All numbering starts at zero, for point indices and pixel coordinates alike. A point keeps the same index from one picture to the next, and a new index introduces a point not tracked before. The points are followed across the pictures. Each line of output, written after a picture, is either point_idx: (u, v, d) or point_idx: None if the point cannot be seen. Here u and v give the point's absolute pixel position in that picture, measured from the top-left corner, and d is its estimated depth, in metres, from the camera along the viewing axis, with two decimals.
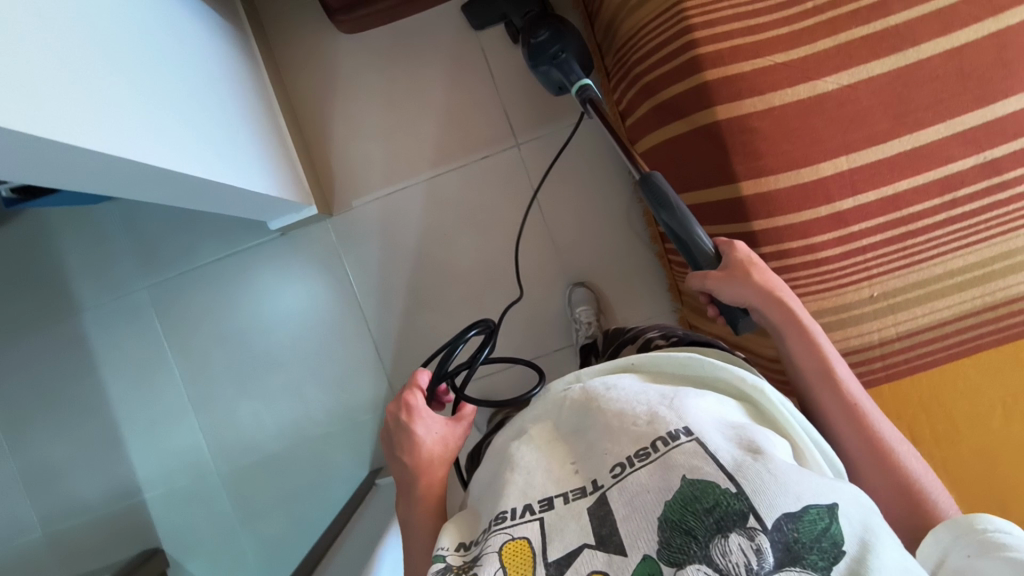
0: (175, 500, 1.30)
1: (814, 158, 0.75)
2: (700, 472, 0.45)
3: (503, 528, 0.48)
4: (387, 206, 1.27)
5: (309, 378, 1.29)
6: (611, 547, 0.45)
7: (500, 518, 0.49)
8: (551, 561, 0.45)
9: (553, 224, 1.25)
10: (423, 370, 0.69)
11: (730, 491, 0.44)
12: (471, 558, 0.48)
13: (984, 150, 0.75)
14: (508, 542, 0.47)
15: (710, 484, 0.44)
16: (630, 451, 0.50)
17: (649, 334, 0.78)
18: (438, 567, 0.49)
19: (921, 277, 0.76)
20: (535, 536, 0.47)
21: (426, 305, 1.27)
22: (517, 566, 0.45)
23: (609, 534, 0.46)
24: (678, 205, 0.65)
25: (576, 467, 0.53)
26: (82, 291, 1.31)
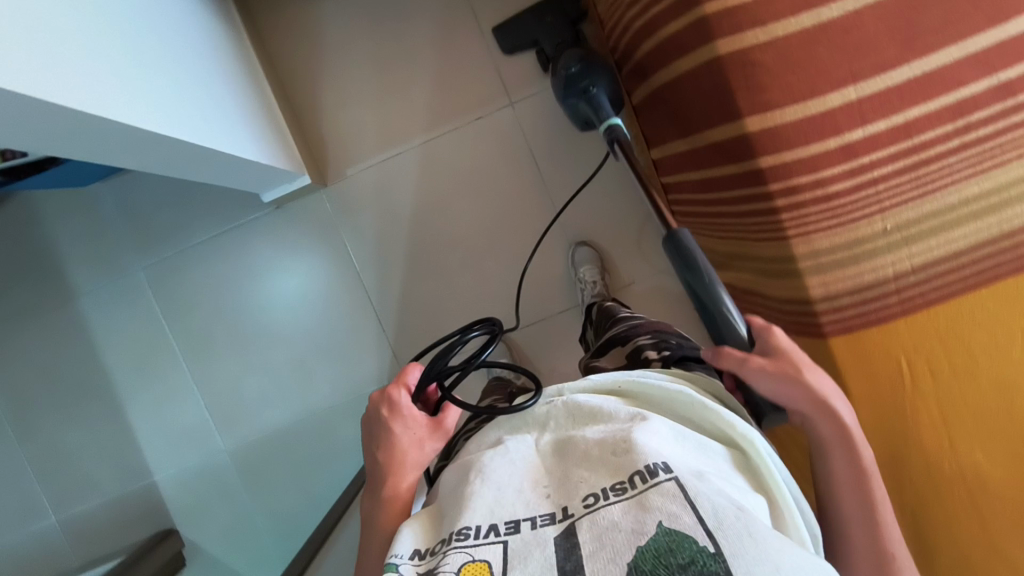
0: (186, 480, 1.30)
1: (820, 90, 0.72)
2: (679, 522, 0.40)
3: (464, 547, 0.43)
4: (381, 173, 1.24)
5: (314, 353, 1.28)
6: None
7: (461, 534, 0.44)
8: None
9: (553, 184, 1.22)
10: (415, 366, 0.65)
11: (709, 549, 0.39)
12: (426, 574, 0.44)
13: (997, 71, 0.72)
14: (467, 564, 0.42)
15: (686, 537, 0.40)
16: (604, 483, 0.46)
17: (641, 339, 0.79)
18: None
19: (935, 207, 0.74)
20: (497, 559, 0.42)
21: (427, 272, 1.25)
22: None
23: (574, 570, 0.40)
24: (709, 270, 0.54)
25: (547, 491, 0.49)
26: (78, 275, 1.29)
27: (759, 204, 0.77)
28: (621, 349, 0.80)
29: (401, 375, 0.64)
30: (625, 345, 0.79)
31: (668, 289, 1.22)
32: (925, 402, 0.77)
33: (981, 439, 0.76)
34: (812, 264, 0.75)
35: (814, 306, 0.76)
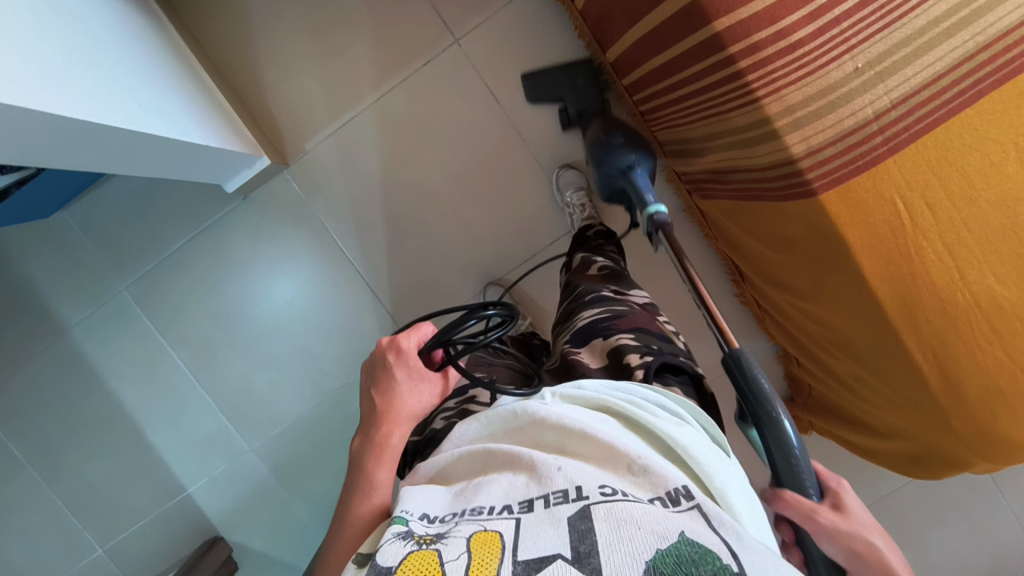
0: (221, 487, 1.31)
1: None
2: (704, 536, 0.38)
3: (477, 520, 0.42)
4: (341, 140, 1.20)
5: (314, 334, 1.27)
6: (586, 568, 0.36)
7: (475, 511, 0.43)
8: (520, 559, 0.38)
9: (516, 115, 1.18)
10: (428, 323, 0.64)
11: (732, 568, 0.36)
12: (435, 534, 0.42)
13: None
14: (479, 532, 0.41)
15: (711, 552, 0.37)
16: (629, 488, 0.43)
17: (622, 337, 0.72)
18: (398, 530, 0.43)
19: (904, 34, 0.70)
20: (509, 531, 0.41)
21: (409, 232, 1.23)
22: (483, 554, 0.39)
23: (587, 553, 0.37)
24: (775, 400, 0.50)
25: (559, 465, 0.45)
26: (64, 308, 1.27)
27: (724, 72, 0.74)
28: (603, 341, 0.74)
29: (414, 328, 0.63)
30: (607, 338, 0.73)
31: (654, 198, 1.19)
32: (931, 240, 0.74)
33: (994, 263, 0.75)
34: (788, 122, 0.73)
35: (797, 162, 0.74)
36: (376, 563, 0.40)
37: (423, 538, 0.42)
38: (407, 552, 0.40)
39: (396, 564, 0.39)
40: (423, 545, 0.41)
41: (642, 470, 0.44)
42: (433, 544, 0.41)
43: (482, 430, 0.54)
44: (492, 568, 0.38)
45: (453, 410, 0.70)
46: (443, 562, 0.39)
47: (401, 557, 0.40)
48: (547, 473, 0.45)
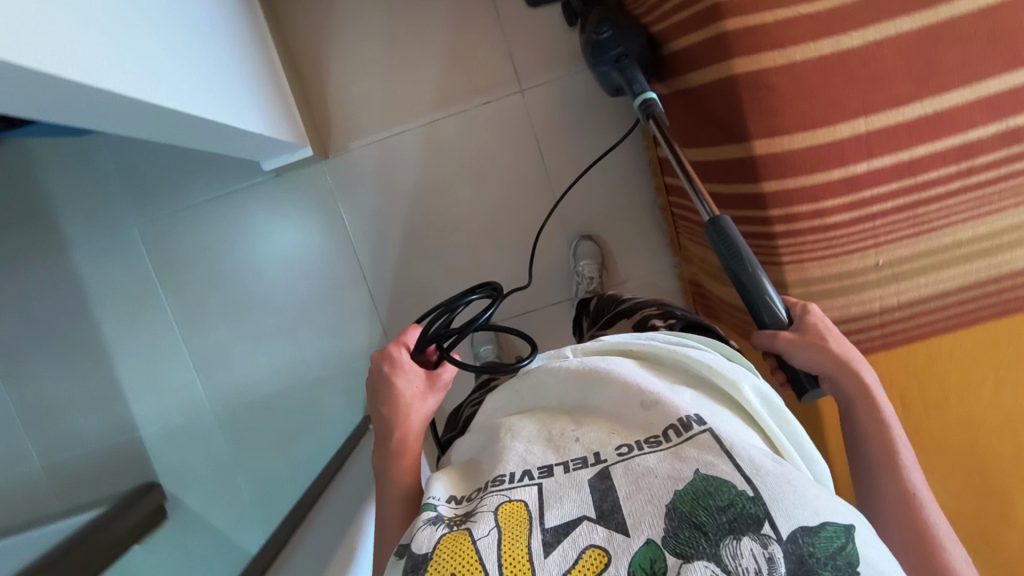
0: (172, 437, 1.33)
1: (831, 119, 0.73)
2: (717, 468, 0.41)
3: (500, 490, 0.43)
4: (384, 149, 1.23)
5: (303, 321, 1.29)
6: (612, 524, 0.40)
7: (497, 481, 0.44)
8: (547, 527, 0.41)
9: (555, 176, 1.22)
10: (414, 327, 0.66)
11: (747, 493, 0.39)
12: (464, 513, 0.44)
13: (1006, 117, 0.73)
14: (504, 504, 0.42)
15: (724, 481, 0.40)
16: (640, 435, 0.45)
17: (646, 310, 0.76)
18: (429, 516, 0.44)
19: (928, 247, 0.76)
20: (533, 499, 0.42)
21: (423, 253, 1.25)
22: (511, 528, 0.41)
23: (611, 510, 0.41)
24: (751, 258, 0.59)
25: (577, 436, 0.47)
26: (72, 227, 1.27)
27: (757, 228, 0.78)
28: (627, 321, 0.77)
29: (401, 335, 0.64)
30: (631, 316, 0.77)
31: (660, 290, 1.24)
32: None
33: (947, 475, 0.82)
34: (803, 292, 0.78)
35: None
36: (412, 553, 0.41)
37: (454, 519, 0.43)
38: (440, 536, 0.41)
39: (431, 551, 0.41)
40: (454, 527, 0.42)
41: (656, 404, 0.46)
42: (463, 524, 0.42)
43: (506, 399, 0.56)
44: (524, 541, 0.40)
45: (478, 397, 0.73)
46: (476, 542, 0.40)
47: (436, 543, 0.41)
48: (563, 446, 0.46)
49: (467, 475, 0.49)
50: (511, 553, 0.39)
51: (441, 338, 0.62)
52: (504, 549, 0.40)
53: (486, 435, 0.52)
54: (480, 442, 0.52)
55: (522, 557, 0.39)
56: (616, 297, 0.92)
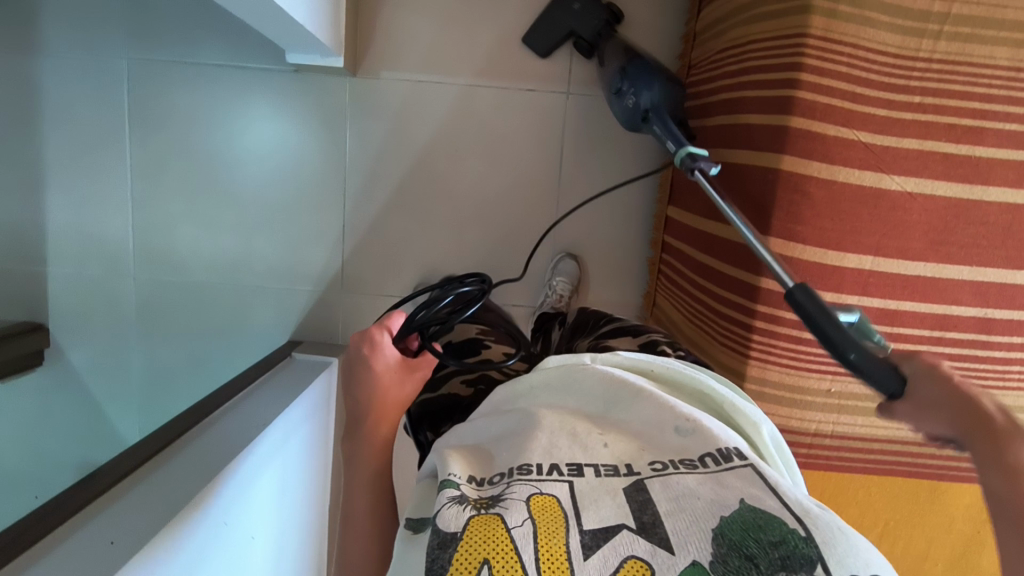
0: (78, 285, 1.22)
1: (844, 247, 0.76)
2: (763, 501, 0.37)
3: (529, 481, 0.40)
4: (413, 91, 1.17)
5: (264, 224, 1.22)
6: (655, 538, 0.36)
7: (522, 471, 0.41)
8: (586, 530, 0.37)
9: (566, 186, 1.20)
10: (398, 315, 0.69)
11: (797, 532, 0.35)
12: (490, 497, 0.40)
13: (988, 306, 0.78)
14: (535, 496, 0.38)
15: (774, 516, 0.36)
16: (675, 455, 0.42)
17: (653, 335, 0.76)
18: (450, 493, 0.40)
19: (876, 392, 0.80)
20: (567, 497, 0.39)
21: (411, 207, 1.21)
22: (547, 523, 0.37)
23: (652, 524, 0.37)
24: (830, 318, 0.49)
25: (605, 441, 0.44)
26: (53, 29, 1.15)
27: (740, 314, 0.80)
28: (631, 339, 0.76)
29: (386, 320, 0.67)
30: (637, 337, 0.76)
31: None
32: None
33: None
34: (755, 389, 0.79)
35: None
36: (437, 529, 0.37)
37: (481, 501, 0.39)
38: (468, 517, 0.37)
39: (459, 531, 0.37)
40: (483, 509, 0.38)
41: (693, 429, 0.43)
42: (493, 507, 0.38)
43: (519, 389, 0.53)
44: (561, 541, 0.36)
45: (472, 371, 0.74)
46: (511, 530, 0.36)
47: (465, 523, 0.37)
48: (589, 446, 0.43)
49: (477, 458, 0.46)
50: (549, 548, 0.36)
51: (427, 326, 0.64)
52: (541, 543, 0.36)
53: (502, 423, 0.48)
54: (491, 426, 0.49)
55: (561, 556, 0.35)
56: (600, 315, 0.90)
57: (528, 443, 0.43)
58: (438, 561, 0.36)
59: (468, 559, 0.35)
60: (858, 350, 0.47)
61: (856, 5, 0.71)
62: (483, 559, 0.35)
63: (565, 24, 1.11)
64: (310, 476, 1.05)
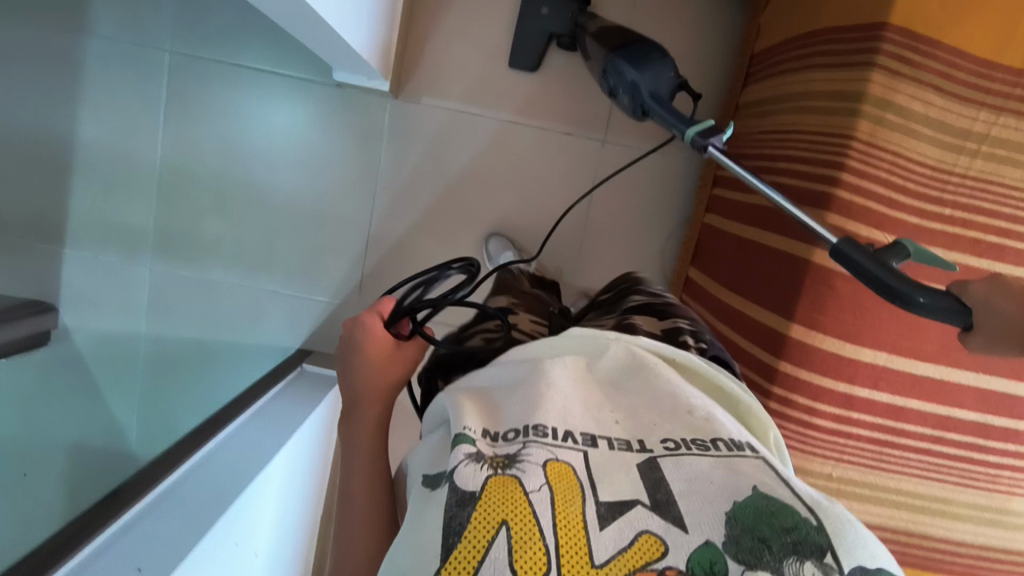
0: (95, 268, 1.22)
1: (862, 341, 0.79)
2: (773, 489, 0.37)
3: (545, 445, 0.40)
4: (452, 119, 1.19)
5: (286, 229, 1.23)
6: (669, 516, 0.37)
7: (539, 431, 0.41)
8: (601, 501, 0.38)
9: (590, 230, 1.23)
10: (388, 300, 0.65)
11: (809, 521, 0.36)
12: (506, 455, 0.40)
13: (988, 413, 0.82)
14: (552, 462, 0.39)
15: (787, 505, 0.37)
16: (686, 433, 0.42)
17: (680, 322, 0.70)
18: (468, 450, 0.40)
19: (874, 481, 0.83)
20: (581, 467, 0.40)
21: (435, 231, 1.23)
22: (563, 490, 0.38)
23: (666, 502, 0.38)
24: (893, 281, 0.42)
25: (616, 419, 0.45)
26: (101, 14, 1.14)
27: (754, 392, 0.82)
28: (657, 320, 0.70)
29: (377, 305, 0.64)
30: (664, 319, 0.70)
31: None
32: None
33: None
34: None
35: None
36: (456, 487, 0.38)
37: (496, 459, 0.39)
38: (487, 477, 0.38)
39: (478, 489, 0.37)
40: (500, 470, 0.38)
41: (708, 414, 0.44)
42: (509, 468, 0.38)
43: (536, 349, 0.53)
44: (577, 508, 0.37)
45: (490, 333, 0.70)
46: (529, 495, 0.37)
47: (482, 482, 0.38)
48: (602, 424, 0.44)
49: (486, 407, 0.46)
50: (566, 516, 0.37)
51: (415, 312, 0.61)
52: (557, 509, 0.37)
53: (514, 377, 0.48)
54: (503, 379, 0.49)
55: (577, 527, 0.36)
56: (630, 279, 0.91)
57: (540, 403, 0.43)
58: (456, 518, 0.37)
59: (487, 518, 0.36)
60: (925, 291, 0.41)
61: (902, 116, 0.74)
62: (502, 520, 0.36)
63: (540, 32, 1.11)
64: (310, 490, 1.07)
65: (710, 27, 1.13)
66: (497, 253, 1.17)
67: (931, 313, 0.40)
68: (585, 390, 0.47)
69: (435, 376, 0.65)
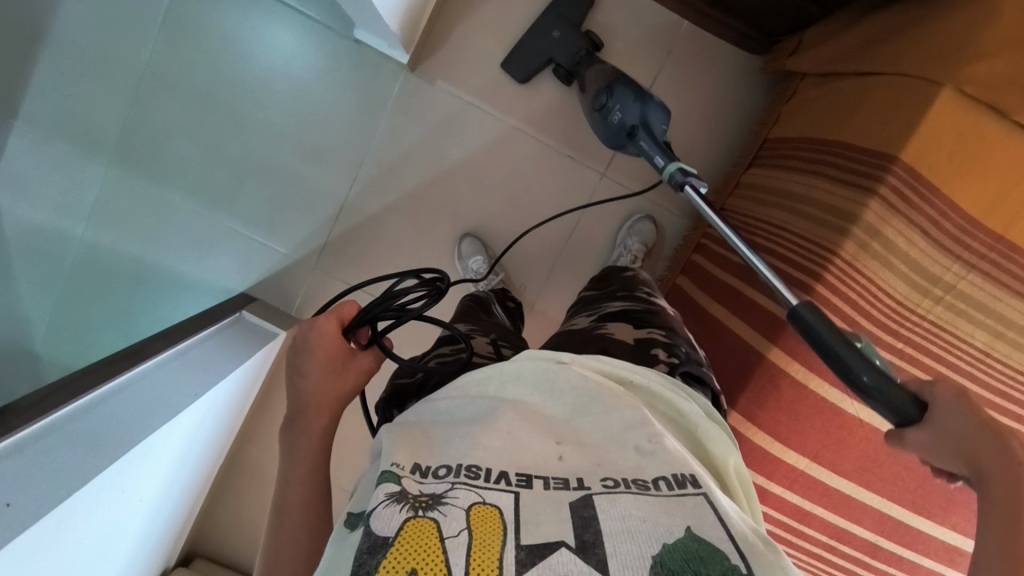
0: (43, 152, 1.12)
1: (790, 443, 0.82)
2: (708, 536, 0.38)
3: (473, 487, 0.40)
4: (462, 111, 1.17)
5: (261, 170, 1.17)
6: (592, 560, 0.36)
7: (471, 472, 0.41)
8: (522, 545, 0.37)
9: (567, 256, 1.22)
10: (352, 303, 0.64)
11: (738, 571, 0.36)
12: (431, 494, 0.39)
13: (881, 535, 0.86)
14: (477, 504, 0.39)
15: (717, 552, 0.37)
16: (629, 474, 0.43)
17: (653, 331, 0.73)
18: (391, 491, 0.40)
19: None
20: (508, 509, 0.39)
21: (415, 215, 1.20)
22: (483, 534, 0.37)
23: (592, 544, 0.37)
24: (842, 354, 0.51)
25: (559, 452, 0.45)
26: None
27: None
28: (632, 330, 0.73)
29: (344, 302, 0.62)
30: (637, 329, 0.72)
31: None
32: None
33: None
34: None
35: None
36: (371, 531, 0.37)
37: (419, 499, 0.39)
38: (404, 519, 0.37)
39: (391, 535, 0.37)
40: (421, 511, 0.38)
41: (652, 450, 0.45)
42: (430, 511, 0.38)
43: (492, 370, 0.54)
44: (495, 555, 0.36)
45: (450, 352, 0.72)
46: (444, 540, 0.36)
47: (398, 527, 0.37)
48: (543, 457, 0.44)
49: (421, 438, 0.47)
50: (480, 561, 0.36)
51: (377, 320, 0.61)
52: (472, 555, 0.36)
53: (460, 402, 0.50)
54: (449, 403, 0.50)
55: (491, 570, 0.35)
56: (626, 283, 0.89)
57: (472, 441, 0.44)
58: (365, 565, 0.35)
59: (397, 565, 0.35)
60: (871, 371, 0.49)
61: (886, 246, 0.76)
62: (410, 571, 0.35)
63: (546, 52, 1.11)
64: (209, 445, 1.04)
65: (732, 95, 1.14)
66: (468, 255, 1.17)
67: (870, 390, 0.49)
68: (533, 418, 0.48)
69: (391, 406, 0.67)
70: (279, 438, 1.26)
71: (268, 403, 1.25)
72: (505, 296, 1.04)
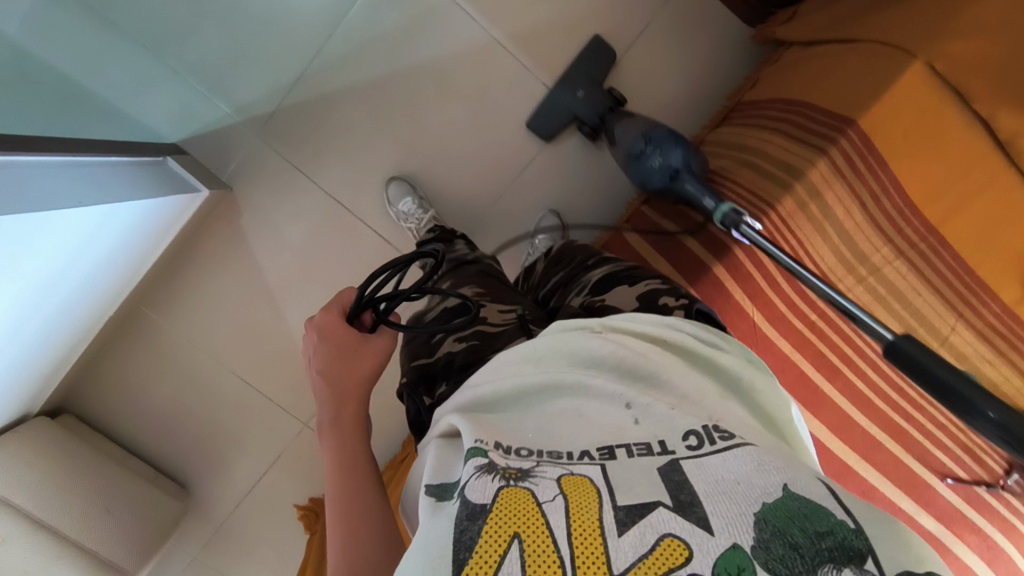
0: None
1: None
2: (807, 491, 0.33)
3: (561, 463, 0.37)
4: (447, 10, 1.12)
5: (223, 15, 1.09)
6: (693, 517, 0.32)
7: (556, 454, 0.39)
8: (620, 506, 0.34)
9: (520, 188, 1.19)
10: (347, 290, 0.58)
11: (846, 526, 0.31)
12: (518, 468, 0.36)
13: None
14: (566, 476, 0.36)
15: (821, 508, 0.32)
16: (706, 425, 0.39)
17: (649, 280, 0.61)
18: (478, 462, 0.37)
19: None
20: (598, 476, 0.36)
21: (374, 106, 1.14)
22: (579, 497, 0.34)
23: (690, 504, 0.33)
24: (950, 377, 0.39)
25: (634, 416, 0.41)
26: None
27: None
28: (628, 288, 0.61)
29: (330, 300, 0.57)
30: (634, 284, 0.61)
31: None
32: None
33: None
34: None
35: None
36: (467, 500, 0.34)
37: (509, 470, 0.36)
38: (498, 489, 0.35)
39: (489, 503, 0.34)
40: (513, 482, 0.35)
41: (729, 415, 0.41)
42: (522, 481, 0.35)
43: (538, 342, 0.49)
44: (593, 516, 0.33)
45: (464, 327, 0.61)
46: (541, 505, 0.34)
47: (495, 495, 0.34)
48: (620, 424, 0.40)
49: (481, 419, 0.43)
50: (581, 525, 0.33)
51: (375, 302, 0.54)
52: (573, 519, 0.33)
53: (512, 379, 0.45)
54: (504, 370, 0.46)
55: (593, 535, 0.32)
56: (593, 252, 0.75)
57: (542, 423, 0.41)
58: (466, 532, 0.33)
59: (500, 532, 0.33)
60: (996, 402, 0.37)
61: (822, 211, 0.75)
62: (514, 533, 0.33)
63: None
64: (97, 279, 0.98)
65: None
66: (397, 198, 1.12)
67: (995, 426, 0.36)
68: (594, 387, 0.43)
69: (421, 389, 0.60)
70: (183, 307, 1.20)
71: (179, 268, 1.18)
72: (453, 235, 0.95)
